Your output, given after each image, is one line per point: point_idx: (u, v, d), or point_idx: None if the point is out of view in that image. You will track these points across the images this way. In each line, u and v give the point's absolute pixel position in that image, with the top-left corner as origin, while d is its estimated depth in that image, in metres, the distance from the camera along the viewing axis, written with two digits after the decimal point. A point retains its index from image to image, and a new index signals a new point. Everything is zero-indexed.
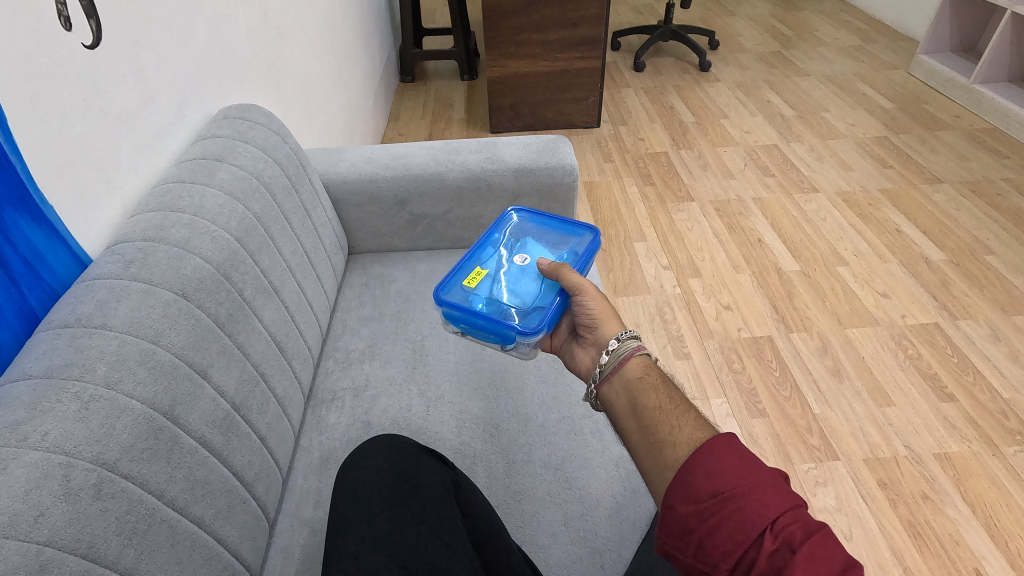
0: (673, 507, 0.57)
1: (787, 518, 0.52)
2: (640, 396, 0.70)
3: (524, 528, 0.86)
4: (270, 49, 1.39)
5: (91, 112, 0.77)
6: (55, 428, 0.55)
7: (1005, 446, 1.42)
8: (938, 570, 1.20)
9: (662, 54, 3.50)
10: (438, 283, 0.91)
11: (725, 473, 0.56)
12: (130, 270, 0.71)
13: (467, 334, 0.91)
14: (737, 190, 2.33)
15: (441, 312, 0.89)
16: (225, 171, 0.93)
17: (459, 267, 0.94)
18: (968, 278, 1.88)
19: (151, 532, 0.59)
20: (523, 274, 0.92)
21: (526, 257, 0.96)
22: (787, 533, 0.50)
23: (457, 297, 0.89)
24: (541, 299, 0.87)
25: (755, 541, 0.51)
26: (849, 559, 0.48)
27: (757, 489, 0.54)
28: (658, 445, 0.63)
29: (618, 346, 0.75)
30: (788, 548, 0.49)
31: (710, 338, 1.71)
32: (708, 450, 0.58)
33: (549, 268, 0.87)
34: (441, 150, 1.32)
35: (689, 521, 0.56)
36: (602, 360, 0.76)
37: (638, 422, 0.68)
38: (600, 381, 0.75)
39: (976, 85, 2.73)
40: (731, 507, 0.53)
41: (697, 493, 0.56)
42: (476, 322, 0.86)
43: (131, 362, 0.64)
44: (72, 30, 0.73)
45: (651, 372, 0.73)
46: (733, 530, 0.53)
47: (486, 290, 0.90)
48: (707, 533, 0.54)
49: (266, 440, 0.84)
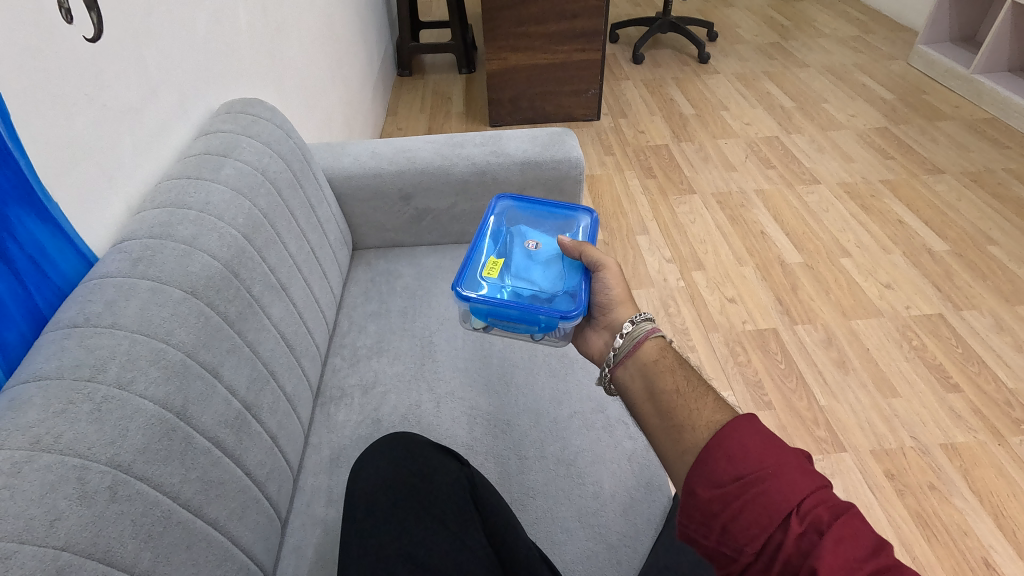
0: (695, 491, 0.56)
1: (813, 500, 0.51)
2: (657, 379, 0.69)
3: (539, 524, 0.85)
4: (269, 43, 1.37)
5: (94, 107, 0.76)
6: (69, 430, 0.54)
7: (1010, 435, 1.42)
8: (946, 560, 1.21)
9: (660, 46, 3.49)
10: (455, 276, 0.87)
11: (748, 455, 0.55)
12: (138, 268, 0.70)
13: (495, 326, 0.91)
14: (738, 182, 2.32)
15: (467, 307, 0.87)
16: (231, 166, 0.92)
17: (469, 259, 0.91)
18: (971, 268, 1.88)
19: (167, 534, 0.58)
20: (537, 258, 0.91)
21: (538, 243, 0.93)
22: (813, 515, 0.50)
23: (480, 289, 0.86)
24: (568, 283, 0.87)
25: (781, 525, 0.51)
26: (876, 539, 0.48)
27: (782, 471, 0.53)
28: (677, 429, 0.62)
29: (632, 329, 0.75)
30: (816, 531, 0.49)
31: (715, 331, 1.70)
32: (729, 432, 0.57)
33: (572, 245, 0.89)
34: (445, 143, 1.31)
35: (712, 506, 0.55)
36: (616, 344, 0.75)
37: (655, 406, 0.67)
38: (614, 364, 0.75)
39: (975, 75, 2.73)
40: (756, 491, 0.53)
41: (719, 477, 0.55)
42: (509, 313, 0.85)
43: (142, 362, 0.63)
44: (73, 22, 0.72)
45: (667, 354, 0.72)
46: (758, 514, 0.52)
47: (507, 278, 0.88)
48: (731, 518, 0.53)
49: (277, 439, 0.83)
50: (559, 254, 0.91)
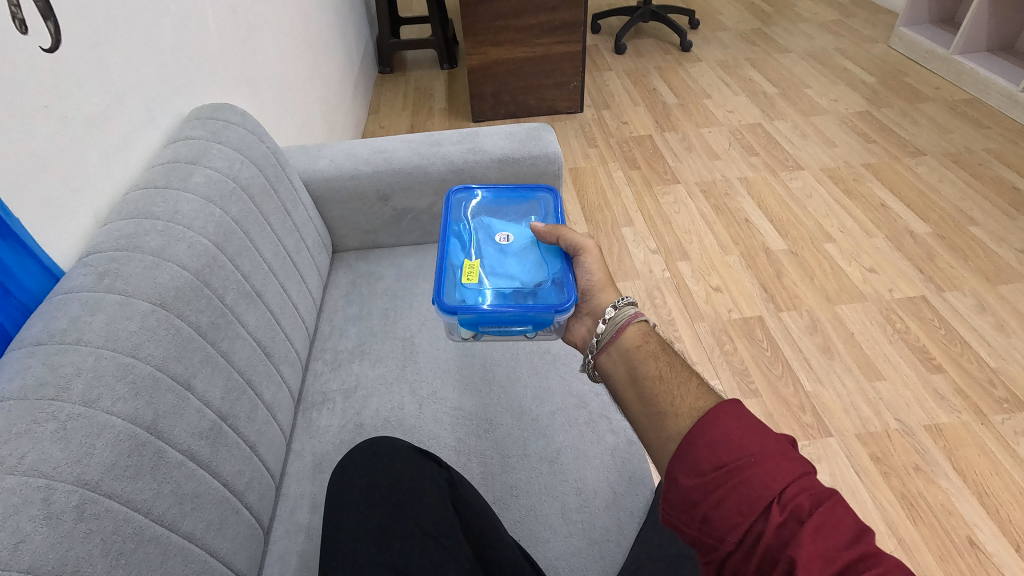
0: (677, 480, 0.54)
1: (795, 487, 0.48)
2: (640, 366, 0.68)
3: (522, 522, 0.85)
4: (241, 45, 1.35)
5: (54, 119, 0.75)
6: (32, 451, 0.53)
7: (993, 414, 1.43)
8: (931, 540, 1.22)
9: (642, 35, 3.47)
10: (435, 290, 0.84)
11: (731, 443, 0.52)
12: (104, 282, 0.69)
13: (486, 333, 0.88)
14: (722, 170, 2.32)
15: (457, 320, 0.83)
16: (200, 174, 0.90)
17: (444, 268, 0.87)
18: (953, 249, 1.89)
19: (139, 551, 0.58)
20: (513, 252, 0.90)
21: (508, 236, 0.92)
22: (795, 504, 0.47)
23: (465, 297, 0.84)
24: (550, 271, 0.86)
25: (762, 513, 0.48)
26: (859, 527, 0.45)
27: (765, 457, 0.50)
28: (660, 417, 0.60)
29: (615, 315, 0.74)
30: (796, 520, 0.46)
31: (701, 321, 1.71)
32: (712, 418, 0.54)
33: (546, 230, 0.89)
34: (422, 143, 1.30)
35: (693, 494, 0.52)
36: (599, 330, 0.74)
37: (638, 393, 0.66)
38: (597, 350, 0.74)
39: (955, 56, 2.74)
40: (737, 479, 0.50)
41: (701, 466, 0.53)
42: (502, 317, 0.83)
43: (109, 378, 0.62)
44: (28, 33, 0.70)
45: (650, 339, 0.71)
46: (739, 502, 0.49)
47: (490, 280, 0.86)
48: (712, 506, 0.50)
49: (257, 448, 0.82)
50: (532, 243, 0.91)
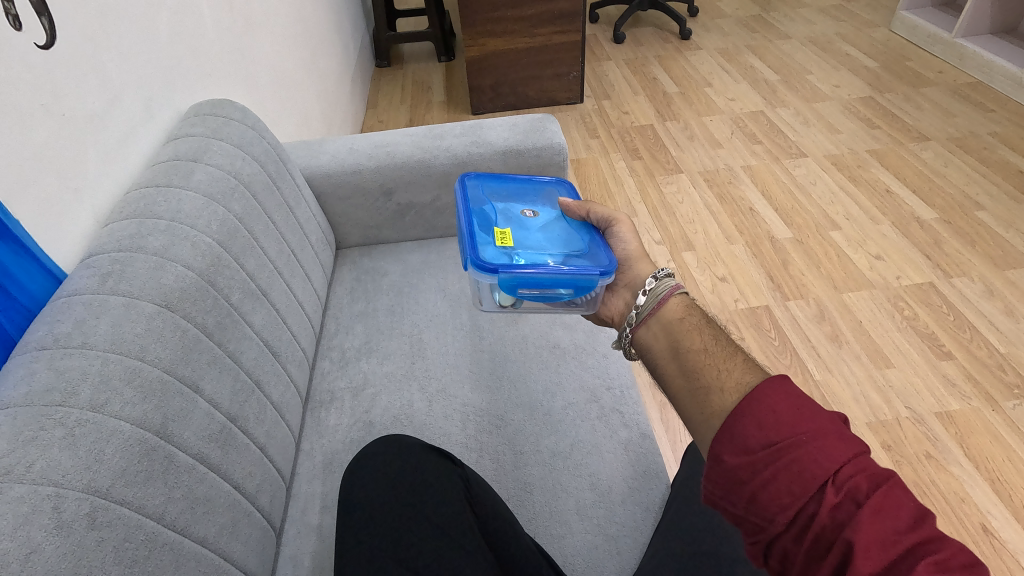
0: (722, 458, 0.52)
1: (851, 468, 0.47)
2: (683, 338, 0.66)
3: (536, 520, 0.84)
4: (238, 39, 1.33)
5: (51, 117, 0.73)
6: (41, 459, 0.52)
7: (1004, 400, 1.42)
8: (945, 528, 1.21)
9: (641, 24, 3.44)
10: (472, 251, 0.81)
11: (780, 421, 0.51)
12: (108, 284, 0.68)
13: (521, 297, 0.84)
14: (725, 159, 2.30)
15: (497, 279, 0.80)
16: (202, 172, 0.88)
17: (474, 233, 0.85)
18: (960, 235, 1.88)
19: (153, 558, 0.57)
20: (541, 229, 0.89)
21: (534, 216, 0.92)
22: (850, 485, 0.45)
23: (504, 259, 0.81)
24: (582, 243, 0.86)
25: (816, 494, 0.47)
26: (920, 509, 0.44)
27: (817, 437, 0.49)
28: (704, 391, 0.58)
29: (655, 286, 0.73)
30: (853, 502, 0.45)
31: (709, 311, 1.69)
32: (761, 394, 0.52)
33: (576, 207, 0.90)
34: (423, 136, 1.27)
35: (740, 474, 0.51)
36: (638, 302, 0.73)
37: (680, 365, 0.64)
38: (636, 324, 0.72)
39: (958, 39, 2.71)
40: (789, 458, 0.48)
41: (749, 444, 0.51)
42: (542, 278, 0.80)
43: (116, 382, 0.61)
44: (22, 29, 0.68)
45: (692, 313, 0.69)
46: (790, 482, 0.48)
47: (524, 248, 0.84)
48: (761, 486, 0.49)
49: (267, 449, 0.81)
50: (558, 223, 0.91)
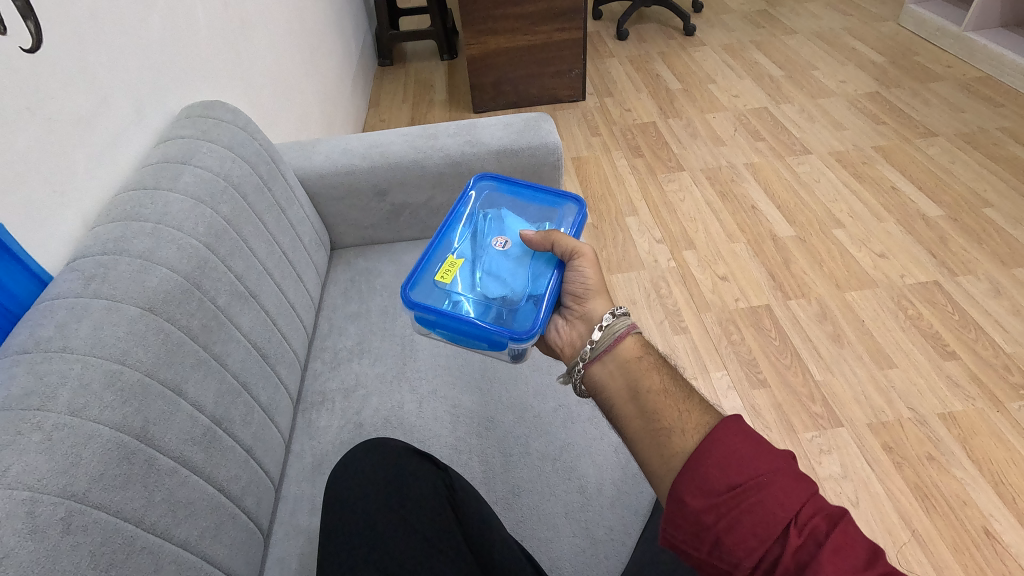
0: (684, 500, 0.51)
1: (809, 508, 0.47)
2: (640, 378, 0.65)
3: (524, 522, 0.84)
4: (232, 40, 1.33)
5: (37, 121, 0.73)
6: (17, 463, 0.52)
7: (1009, 401, 1.40)
8: (947, 533, 1.19)
9: (645, 20, 3.41)
10: (405, 280, 0.82)
11: (740, 461, 0.50)
12: (91, 287, 0.68)
13: (446, 339, 0.84)
14: (727, 156, 2.28)
15: (414, 315, 0.81)
16: (190, 174, 0.89)
17: (425, 261, 0.86)
18: (967, 233, 1.84)
19: (130, 561, 0.57)
20: (504, 256, 0.85)
21: (505, 241, 0.87)
22: (811, 526, 0.46)
23: (430, 296, 0.81)
24: (531, 291, 0.80)
25: (779, 536, 0.46)
26: (871, 546, 0.45)
27: (776, 477, 0.49)
28: (664, 434, 0.58)
29: (612, 323, 0.71)
30: (814, 542, 0.45)
31: (708, 311, 1.68)
32: (719, 435, 0.52)
33: (538, 239, 0.83)
34: (417, 136, 1.27)
35: (704, 517, 0.50)
36: (595, 337, 0.71)
37: (638, 408, 0.63)
38: (590, 359, 0.70)
39: (967, 33, 2.66)
40: (751, 500, 0.48)
41: (712, 486, 0.50)
42: (458, 328, 0.78)
43: (96, 386, 0.61)
44: (6, 33, 0.68)
45: (648, 353, 0.69)
46: (755, 525, 0.47)
47: (465, 284, 0.82)
48: (725, 530, 0.48)
49: (253, 451, 0.81)
50: (527, 255, 0.85)
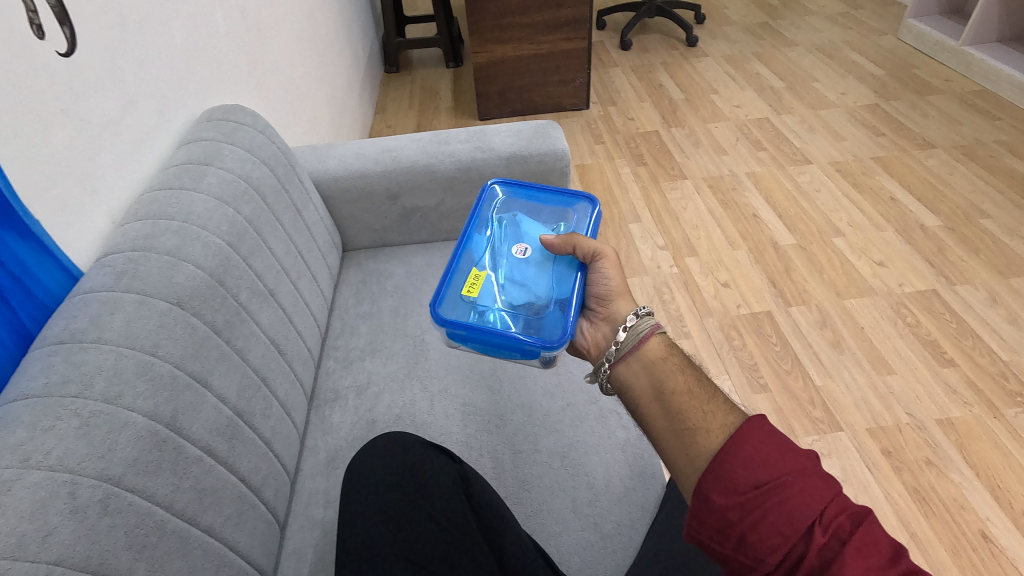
0: (710, 498, 0.54)
1: (832, 508, 0.49)
2: (665, 378, 0.68)
3: (533, 517, 0.86)
4: (249, 45, 1.36)
5: (71, 121, 0.76)
6: (58, 447, 0.54)
7: (1005, 408, 1.43)
8: (945, 535, 1.22)
9: (648, 31, 3.46)
10: (432, 299, 0.83)
11: (765, 461, 0.53)
12: (122, 282, 0.70)
13: (476, 352, 0.85)
14: (729, 165, 2.31)
15: (445, 332, 0.82)
16: (213, 175, 0.92)
17: (449, 277, 0.87)
18: (965, 243, 1.88)
19: (161, 544, 0.59)
20: (525, 262, 0.88)
21: (525, 248, 0.90)
22: (836, 524, 0.48)
23: (459, 313, 0.83)
24: (557, 297, 0.83)
25: (804, 534, 0.49)
26: (894, 545, 0.47)
27: (800, 477, 0.51)
28: (690, 433, 0.60)
29: (636, 323, 0.74)
30: (838, 541, 0.48)
31: (710, 316, 1.71)
32: (744, 435, 0.55)
33: (559, 242, 0.85)
34: (430, 141, 1.30)
35: (729, 514, 0.52)
36: (620, 338, 0.74)
37: (664, 407, 0.65)
38: (616, 359, 0.74)
39: (964, 47, 2.71)
40: (776, 499, 0.51)
41: (737, 484, 0.53)
42: (490, 340, 0.79)
43: (129, 374, 0.63)
44: (44, 38, 0.72)
45: (673, 353, 0.71)
46: (780, 522, 0.50)
47: (491, 297, 0.84)
48: (750, 527, 0.51)
49: (272, 444, 0.83)
50: (547, 259, 0.88)
